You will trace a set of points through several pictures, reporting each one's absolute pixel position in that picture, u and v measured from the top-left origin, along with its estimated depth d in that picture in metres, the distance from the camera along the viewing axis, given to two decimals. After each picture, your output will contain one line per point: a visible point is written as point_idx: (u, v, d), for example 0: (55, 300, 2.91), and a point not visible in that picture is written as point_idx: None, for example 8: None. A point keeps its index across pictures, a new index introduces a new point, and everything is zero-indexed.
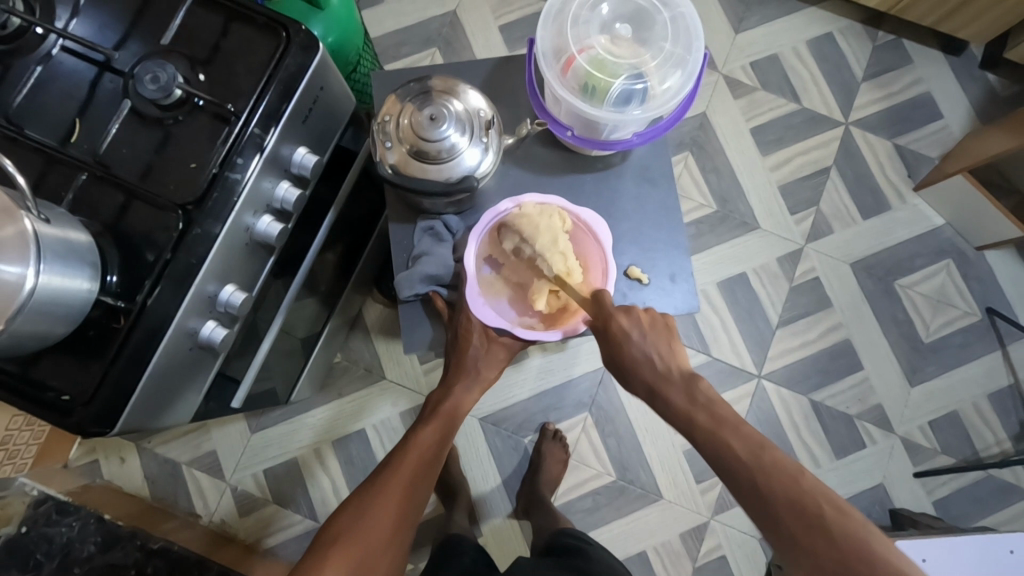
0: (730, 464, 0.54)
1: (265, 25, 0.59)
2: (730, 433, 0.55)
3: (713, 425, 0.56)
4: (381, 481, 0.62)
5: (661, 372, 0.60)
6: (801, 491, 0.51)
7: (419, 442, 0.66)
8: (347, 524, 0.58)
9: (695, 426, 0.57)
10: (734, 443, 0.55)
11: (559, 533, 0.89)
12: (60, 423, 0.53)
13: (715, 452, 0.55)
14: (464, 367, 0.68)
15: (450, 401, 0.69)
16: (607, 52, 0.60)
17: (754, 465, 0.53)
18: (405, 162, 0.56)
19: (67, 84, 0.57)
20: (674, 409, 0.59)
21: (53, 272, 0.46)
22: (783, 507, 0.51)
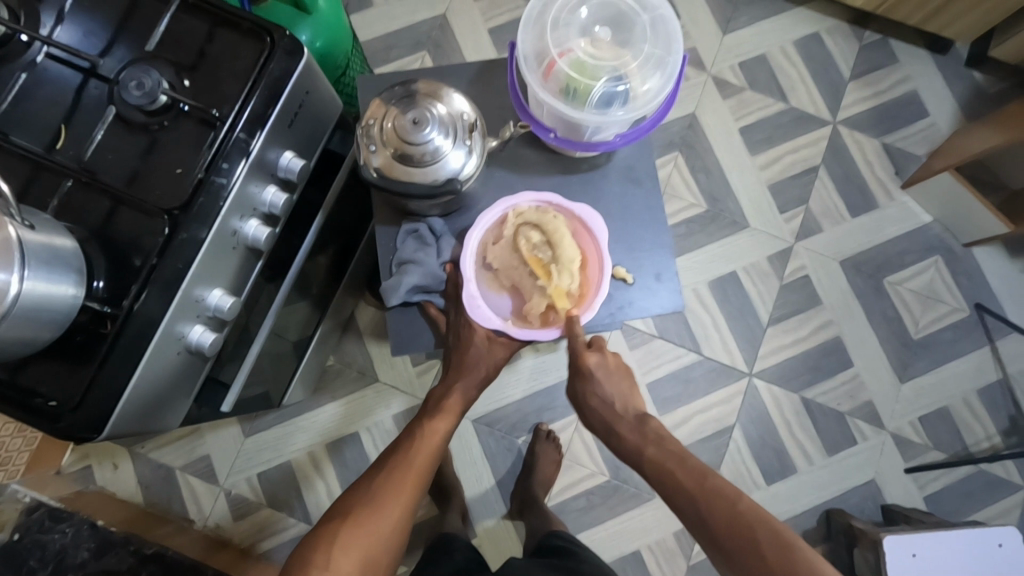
0: (678, 496, 0.62)
1: (250, 30, 0.60)
2: (677, 466, 0.63)
3: (664, 460, 0.65)
4: (394, 467, 0.64)
5: (616, 411, 0.70)
6: (739, 514, 0.58)
7: (432, 431, 0.68)
8: (359, 502, 0.61)
9: (646, 461, 0.66)
10: (681, 475, 0.63)
11: (549, 535, 0.89)
12: (49, 428, 0.53)
13: (664, 485, 0.64)
14: (465, 365, 0.69)
15: (456, 394, 0.70)
16: (588, 55, 0.60)
17: (697, 493, 0.61)
18: (390, 165, 0.56)
19: (53, 90, 0.57)
20: (631, 444, 0.68)
21: (38, 278, 0.46)
22: (722, 530, 0.58)
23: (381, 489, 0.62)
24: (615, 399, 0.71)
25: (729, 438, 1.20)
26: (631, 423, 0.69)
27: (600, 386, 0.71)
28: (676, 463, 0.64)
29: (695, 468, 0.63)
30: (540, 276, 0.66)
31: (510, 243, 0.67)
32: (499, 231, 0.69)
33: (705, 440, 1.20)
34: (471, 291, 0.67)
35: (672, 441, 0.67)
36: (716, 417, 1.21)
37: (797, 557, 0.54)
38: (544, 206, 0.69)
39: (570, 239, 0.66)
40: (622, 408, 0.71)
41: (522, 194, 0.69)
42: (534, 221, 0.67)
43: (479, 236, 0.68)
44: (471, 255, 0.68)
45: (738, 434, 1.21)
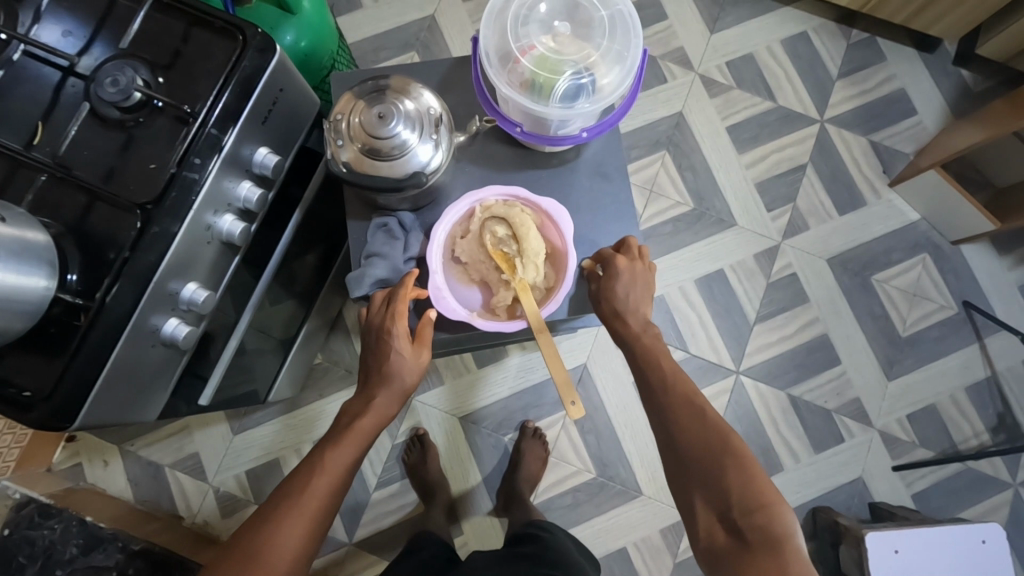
0: (651, 373, 0.63)
1: (223, 29, 0.61)
2: (658, 350, 0.65)
3: (652, 349, 0.65)
4: (284, 509, 0.55)
5: (630, 308, 0.67)
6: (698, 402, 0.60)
7: (333, 460, 0.59)
8: (246, 553, 0.52)
9: (632, 339, 0.66)
10: (659, 356, 0.64)
11: (526, 525, 0.90)
12: (23, 418, 0.54)
13: (638, 363, 0.65)
14: (384, 376, 0.63)
15: (372, 412, 0.62)
16: (550, 51, 0.61)
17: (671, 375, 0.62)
18: (359, 160, 0.57)
19: (30, 87, 0.58)
20: (629, 323, 0.66)
21: (8, 269, 0.47)
22: (680, 409, 0.60)
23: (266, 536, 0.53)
24: (632, 294, 0.67)
25: None
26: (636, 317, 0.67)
27: (624, 285, 0.67)
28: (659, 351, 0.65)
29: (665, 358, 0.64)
30: (506, 269, 0.67)
31: (476, 237, 0.68)
32: (467, 224, 0.69)
33: None
34: (437, 283, 0.67)
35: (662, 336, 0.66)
36: None
37: (739, 451, 0.56)
38: (511, 200, 0.69)
39: (535, 233, 0.67)
40: (636, 309, 0.67)
41: (489, 187, 0.69)
42: (500, 215, 0.67)
43: (447, 230, 0.68)
44: (438, 248, 0.68)
45: None
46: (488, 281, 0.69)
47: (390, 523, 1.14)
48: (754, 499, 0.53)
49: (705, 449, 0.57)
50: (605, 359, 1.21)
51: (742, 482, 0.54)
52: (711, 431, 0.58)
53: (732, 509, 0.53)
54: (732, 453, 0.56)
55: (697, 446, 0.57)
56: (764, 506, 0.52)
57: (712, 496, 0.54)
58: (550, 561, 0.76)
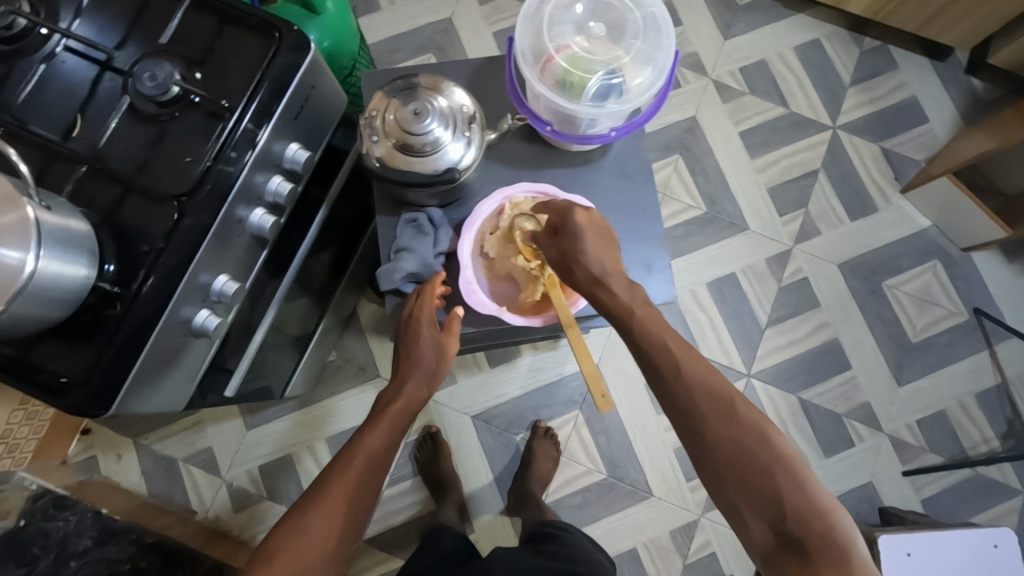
0: (663, 365, 0.56)
1: (257, 26, 0.62)
2: (661, 338, 0.57)
3: (649, 326, 0.58)
4: (320, 490, 0.56)
5: (603, 270, 0.60)
6: (724, 394, 0.54)
7: (371, 437, 0.60)
8: (289, 531, 0.53)
9: (636, 327, 0.58)
10: (670, 340, 0.57)
11: (542, 523, 0.91)
12: (56, 404, 0.55)
13: (648, 352, 0.57)
14: (417, 358, 0.66)
15: (406, 393, 0.64)
16: (583, 50, 0.62)
17: (687, 367, 0.56)
18: (391, 154, 0.58)
19: (69, 81, 0.60)
20: (620, 303, 0.59)
21: (52, 258, 0.48)
22: (707, 407, 0.54)
23: (310, 515, 0.54)
24: (591, 249, 0.61)
25: None
26: (621, 281, 0.60)
27: (586, 241, 0.61)
28: (664, 330, 0.58)
29: (657, 345, 0.57)
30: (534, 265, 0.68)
31: (506, 234, 0.69)
32: (496, 221, 0.71)
33: None
34: (468, 278, 0.69)
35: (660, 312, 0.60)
36: None
37: (777, 446, 0.52)
38: (539, 197, 0.71)
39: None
40: (609, 264, 0.60)
41: (518, 184, 0.71)
42: (529, 212, 0.69)
43: (477, 226, 0.70)
44: (468, 243, 0.70)
45: None
46: (516, 276, 0.70)
47: (401, 519, 1.15)
48: (802, 502, 0.49)
49: (744, 451, 0.52)
50: (616, 360, 1.22)
51: (792, 485, 0.50)
52: (746, 428, 0.52)
53: (787, 517, 0.49)
54: (774, 453, 0.51)
55: (731, 446, 0.52)
56: (820, 508, 0.49)
57: (763, 506, 0.50)
58: (571, 557, 0.77)
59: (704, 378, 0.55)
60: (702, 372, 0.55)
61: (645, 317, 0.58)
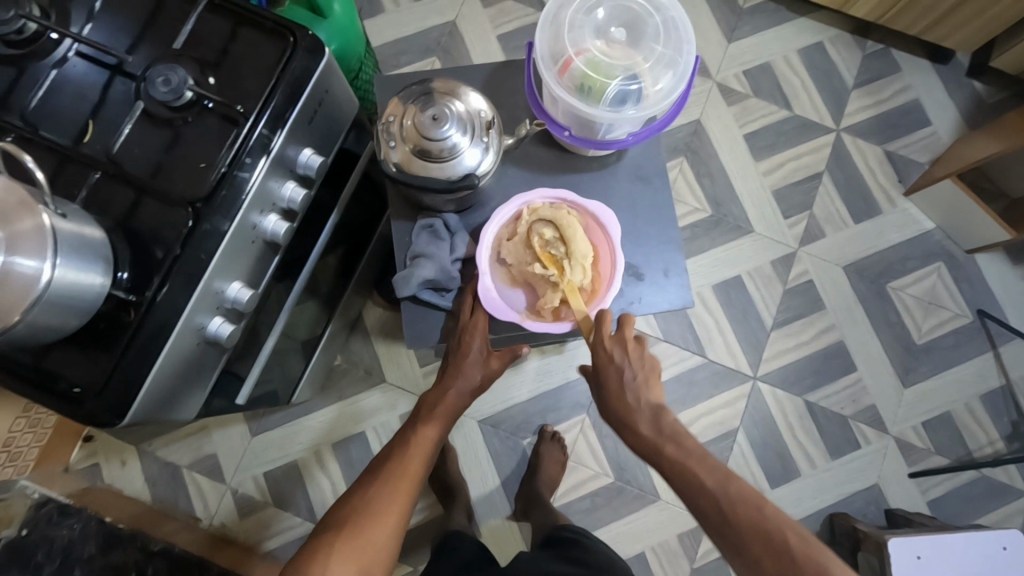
0: (701, 503, 0.59)
1: (272, 30, 0.61)
2: (695, 482, 0.60)
3: (680, 467, 0.61)
4: (383, 480, 0.63)
5: (629, 404, 0.66)
6: (768, 525, 0.55)
7: (422, 438, 0.68)
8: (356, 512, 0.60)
9: (666, 464, 0.62)
10: (703, 473, 0.60)
11: (558, 529, 0.90)
12: (72, 414, 0.54)
13: (686, 492, 0.60)
14: (461, 364, 0.70)
15: (450, 400, 0.70)
16: (602, 55, 0.63)
17: (724, 497, 0.58)
18: (408, 160, 0.59)
19: (81, 85, 0.59)
20: (647, 440, 0.64)
21: (68, 266, 0.48)
22: (754, 547, 0.55)
23: (374, 503, 0.61)
24: (617, 383, 0.67)
25: (734, 442, 1.21)
26: (647, 415, 0.65)
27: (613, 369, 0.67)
28: (699, 466, 0.60)
29: (693, 484, 0.60)
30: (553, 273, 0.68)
31: (523, 240, 0.69)
32: (513, 227, 0.71)
33: (710, 443, 1.21)
34: (486, 285, 0.69)
35: (690, 439, 0.63)
36: (720, 420, 1.21)
37: None
38: (557, 202, 0.71)
39: (582, 236, 0.68)
40: (635, 399, 0.66)
41: (535, 190, 0.71)
42: (547, 217, 0.69)
43: (494, 232, 0.70)
44: (485, 249, 0.70)
45: (742, 436, 1.21)
46: (534, 283, 0.70)
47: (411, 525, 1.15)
48: None
49: None
50: None
51: None
52: (798, 561, 0.53)
53: None
54: None
55: None
56: None
57: None
58: (596, 565, 0.76)
59: (748, 518, 0.56)
60: (744, 509, 0.57)
61: (675, 459, 0.62)
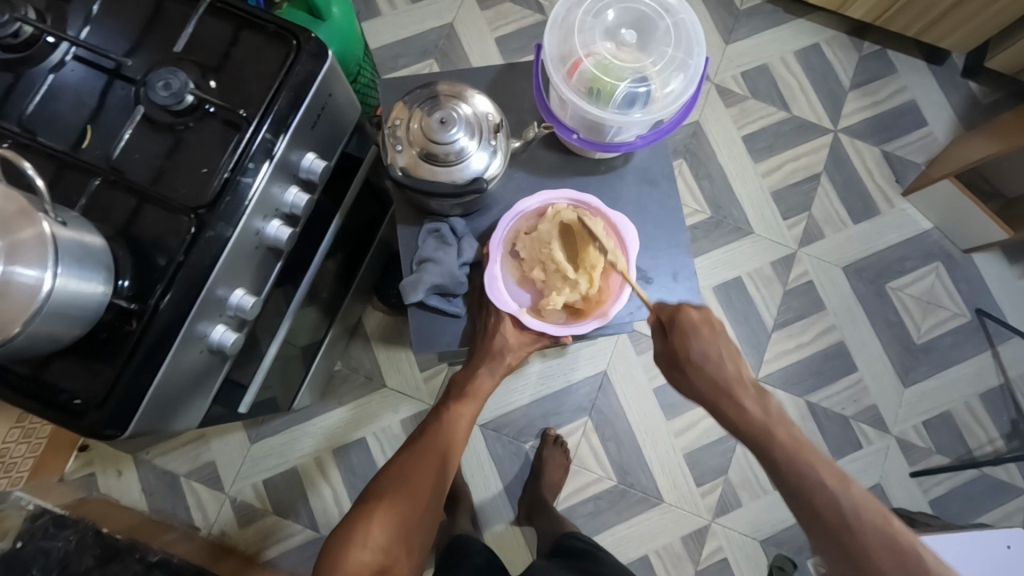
0: (824, 508, 0.57)
1: (275, 33, 0.60)
2: (820, 480, 0.58)
3: (793, 457, 0.59)
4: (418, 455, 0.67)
5: (732, 382, 0.64)
6: (894, 534, 0.55)
7: (453, 417, 0.71)
8: (391, 483, 0.64)
9: (779, 450, 0.60)
10: (820, 466, 0.58)
11: (564, 538, 0.91)
12: (73, 426, 0.53)
13: (805, 487, 0.58)
14: (490, 351, 0.70)
15: (479, 380, 0.72)
16: (612, 57, 0.64)
17: (851, 504, 0.56)
18: (415, 164, 0.58)
19: (79, 90, 0.58)
20: (755, 420, 0.62)
21: (70, 275, 0.47)
22: (887, 565, 0.53)
23: (407, 474, 0.65)
24: (716, 359, 0.64)
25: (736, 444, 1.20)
26: (751, 394, 0.63)
27: (701, 342, 0.65)
28: (817, 463, 0.59)
29: (811, 481, 0.58)
30: (561, 275, 0.68)
31: (538, 236, 0.70)
32: (534, 222, 0.72)
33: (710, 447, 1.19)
34: (493, 273, 0.70)
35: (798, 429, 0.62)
36: None
37: None
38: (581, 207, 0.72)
39: (597, 247, 0.69)
40: (738, 377, 0.64)
41: (558, 189, 0.72)
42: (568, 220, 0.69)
43: (514, 224, 0.71)
44: (501, 238, 0.71)
45: None
46: (541, 282, 0.70)
47: None
48: None
49: None
50: (624, 365, 1.21)
51: None
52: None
53: None
54: None
55: None
56: None
57: None
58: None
59: (872, 530, 0.55)
60: (870, 521, 0.55)
61: (788, 452, 0.59)
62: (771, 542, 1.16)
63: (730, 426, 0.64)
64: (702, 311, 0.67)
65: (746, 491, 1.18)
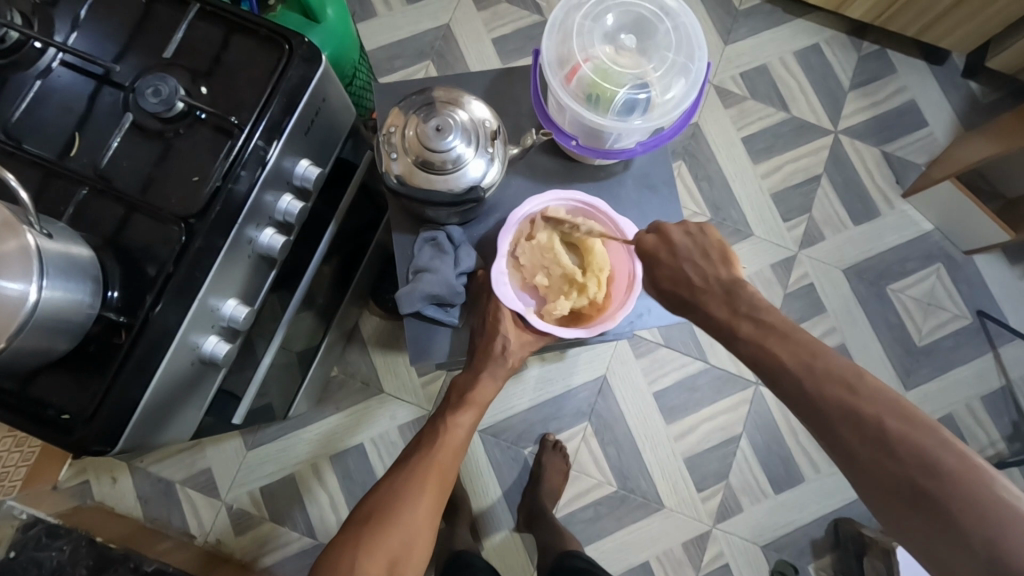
0: (780, 380, 0.53)
1: (266, 38, 0.59)
2: (776, 357, 0.54)
3: (755, 339, 0.56)
4: (412, 469, 0.65)
5: (694, 285, 0.60)
6: (861, 409, 0.49)
7: (450, 426, 0.69)
8: (383, 500, 0.63)
9: (739, 338, 0.57)
10: (782, 354, 0.53)
11: (566, 555, 1.00)
12: (61, 442, 0.52)
13: (766, 366, 0.54)
14: (490, 354, 0.68)
15: (479, 387, 0.70)
16: (611, 62, 0.62)
17: (806, 373, 0.52)
18: (411, 172, 0.57)
19: (66, 97, 0.56)
20: (719, 322, 0.58)
21: (56, 287, 0.45)
22: (842, 426, 0.49)
23: (401, 490, 0.63)
24: (683, 265, 0.60)
25: (736, 448, 1.19)
26: (716, 293, 0.59)
27: (667, 256, 0.61)
28: (779, 341, 0.54)
29: (768, 358, 0.54)
30: (569, 281, 0.68)
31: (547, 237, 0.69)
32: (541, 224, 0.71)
33: (711, 451, 1.18)
34: (500, 270, 0.69)
35: (772, 313, 0.56)
36: (722, 426, 1.19)
37: (940, 460, 0.46)
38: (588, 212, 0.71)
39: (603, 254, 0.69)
40: (701, 280, 0.59)
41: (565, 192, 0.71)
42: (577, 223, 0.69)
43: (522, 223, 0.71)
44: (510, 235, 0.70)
45: (745, 443, 1.19)
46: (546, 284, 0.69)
47: None
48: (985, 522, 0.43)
49: (897, 467, 0.47)
50: (624, 369, 1.20)
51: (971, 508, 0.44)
52: (892, 434, 0.48)
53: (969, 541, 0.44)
54: (937, 469, 0.46)
55: (880, 460, 0.48)
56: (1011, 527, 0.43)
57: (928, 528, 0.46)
58: None
59: (829, 393, 0.50)
60: (828, 385, 0.51)
61: (750, 335, 0.56)
62: (772, 547, 1.16)
63: (703, 324, 0.60)
64: (659, 234, 0.63)
65: (746, 495, 1.17)
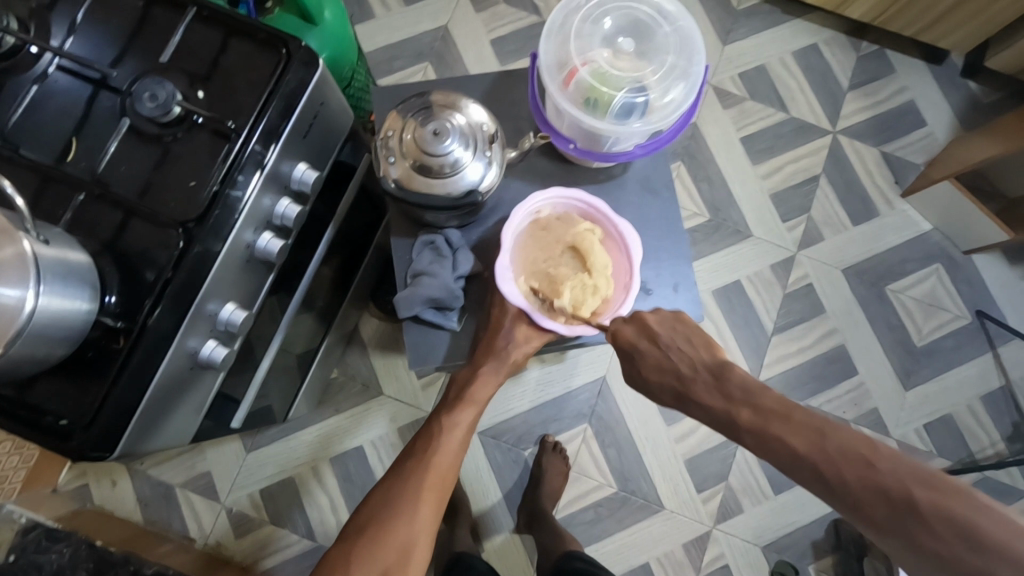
0: (793, 467, 0.46)
1: (264, 41, 0.59)
2: (784, 446, 0.46)
3: (759, 427, 0.48)
4: (409, 474, 0.65)
5: (684, 376, 0.55)
6: (887, 487, 0.41)
7: (446, 427, 0.68)
8: (379, 508, 0.63)
9: (741, 429, 0.49)
10: (791, 440, 0.46)
11: (565, 558, 0.99)
12: (60, 449, 0.52)
13: (776, 453, 0.47)
14: (495, 347, 0.68)
15: (476, 386, 0.69)
16: (609, 65, 0.62)
17: (819, 456, 0.44)
18: (409, 176, 0.57)
19: (63, 101, 0.56)
20: (716, 413, 0.52)
21: (53, 293, 0.45)
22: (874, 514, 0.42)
23: (398, 497, 0.63)
24: (672, 356, 0.57)
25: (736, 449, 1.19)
26: (706, 379, 0.54)
27: (654, 348, 0.58)
28: (783, 425, 0.47)
29: (773, 444, 0.47)
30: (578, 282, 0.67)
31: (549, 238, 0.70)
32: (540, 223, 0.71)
33: (711, 452, 1.18)
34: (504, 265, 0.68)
35: (768, 394, 0.50)
36: None
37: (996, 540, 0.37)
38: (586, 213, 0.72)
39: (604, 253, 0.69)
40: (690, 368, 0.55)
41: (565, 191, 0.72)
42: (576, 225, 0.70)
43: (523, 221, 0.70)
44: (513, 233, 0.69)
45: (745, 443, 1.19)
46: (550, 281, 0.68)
47: None
48: None
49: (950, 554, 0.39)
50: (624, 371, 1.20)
51: None
52: (929, 514, 0.40)
53: None
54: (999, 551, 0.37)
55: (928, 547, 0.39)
56: None
57: None
58: None
59: (851, 478, 0.43)
60: (845, 467, 0.43)
61: (751, 421, 0.49)
62: (772, 548, 1.16)
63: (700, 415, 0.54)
64: (638, 325, 0.60)
65: (747, 496, 1.17)
